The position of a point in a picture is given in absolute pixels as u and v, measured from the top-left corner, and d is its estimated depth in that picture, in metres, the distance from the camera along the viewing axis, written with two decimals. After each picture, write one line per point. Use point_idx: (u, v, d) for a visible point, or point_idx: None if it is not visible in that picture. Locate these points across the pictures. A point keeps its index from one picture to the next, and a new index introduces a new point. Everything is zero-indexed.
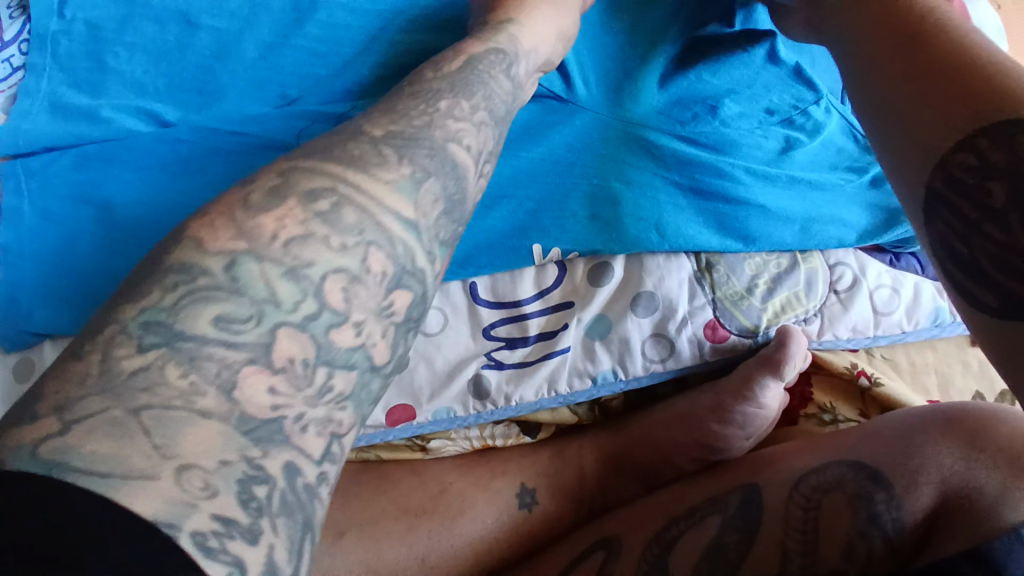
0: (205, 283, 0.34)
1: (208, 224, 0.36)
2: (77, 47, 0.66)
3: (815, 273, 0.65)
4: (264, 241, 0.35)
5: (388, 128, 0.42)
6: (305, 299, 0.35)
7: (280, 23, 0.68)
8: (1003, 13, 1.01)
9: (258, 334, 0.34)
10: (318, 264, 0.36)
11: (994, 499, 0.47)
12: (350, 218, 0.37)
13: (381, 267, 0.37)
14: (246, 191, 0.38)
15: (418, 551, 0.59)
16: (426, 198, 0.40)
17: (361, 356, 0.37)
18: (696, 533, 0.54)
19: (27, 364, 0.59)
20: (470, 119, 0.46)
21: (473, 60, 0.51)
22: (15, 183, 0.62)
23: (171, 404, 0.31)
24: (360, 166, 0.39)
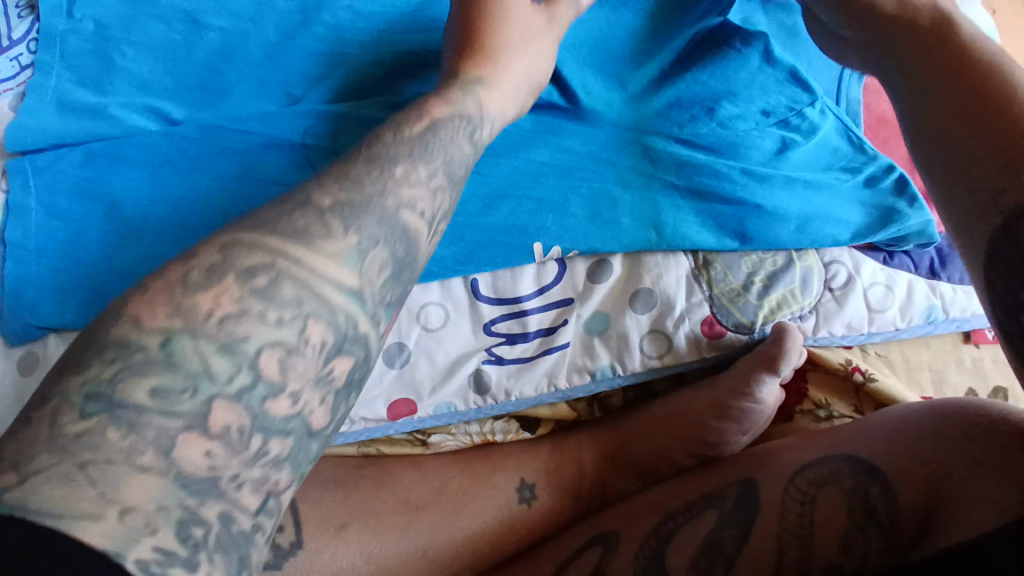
0: (139, 358, 0.34)
1: (146, 300, 0.36)
2: (84, 45, 0.67)
3: (810, 270, 0.64)
4: (200, 318, 0.36)
5: (337, 196, 0.42)
6: (240, 371, 0.36)
7: (285, 23, 0.69)
8: (997, 17, 0.98)
9: (193, 406, 0.34)
10: (253, 337, 0.36)
11: (985, 490, 0.45)
12: (288, 291, 0.38)
13: (320, 336, 0.38)
14: (186, 266, 0.38)
15: (418, 545, 0.59)
16: (372, 265, 0.41)
17: (297, 423, 0.37)
18: (693, 527, 0.54)
19: (30, 358, 0.61)
20: (426, 185, 0.46)
21: (436, 125, 0.50)
22: (22, 179, 0.62)
23: (112, 460, 0.32)
24: (304, 238, 0.39)
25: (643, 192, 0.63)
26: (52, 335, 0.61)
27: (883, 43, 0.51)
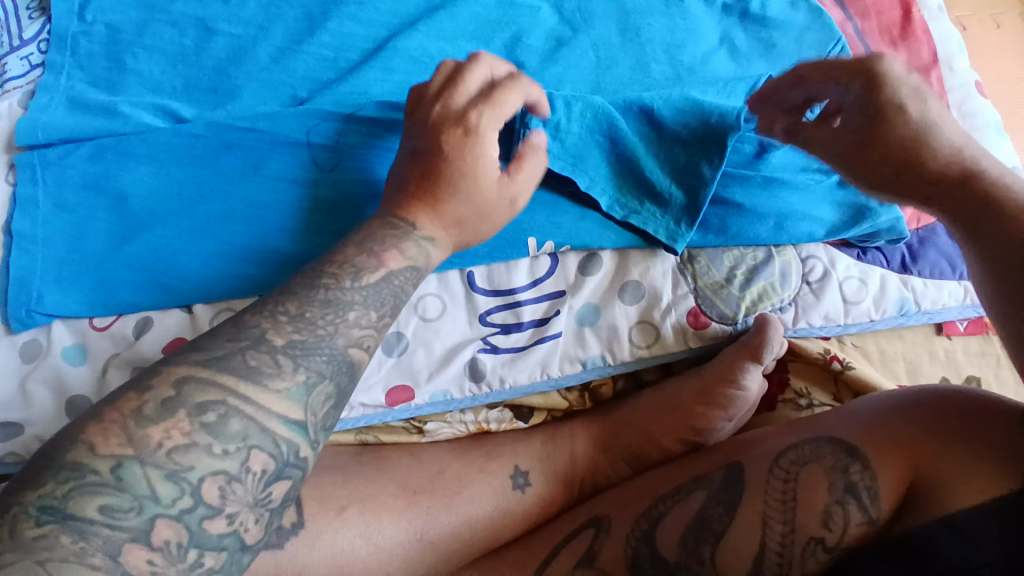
0: (92, 479, 0.39)
1: (103, 427, 0.41)
2: (96, 47, 0.70)
3: (789, 265, 0.68)
4: (150, 448, 0.41)
5: (290, 337, 0.46)
6: (183, 497, 0.41)
7: (293, 30, 0.72)
8: (967, 33, 1.01)
9: (139, 521, 0.39)
10: (197, 467, 0.41)
11: (961, 471, 0.47)
12: (235, 426, 0.42)
13: (261, 465, 0.43)
14: (140, 398, 0.42)
15: (417, 527, 0.61)
16: (316, 399, 0.46)
17: (231, 539, 0.42)
18: (682, 507, 0.56)
19: (35, 346, 0.62)
20: (375, 325, 0.50)
21: (390, 277, 0.52)
22: (31, 173, 0.64)
23: (66, 559, 0.37)
24: (255, 378, 0.44)
25: (636, 187, 0.66)
26: (57, 323, 0.62)
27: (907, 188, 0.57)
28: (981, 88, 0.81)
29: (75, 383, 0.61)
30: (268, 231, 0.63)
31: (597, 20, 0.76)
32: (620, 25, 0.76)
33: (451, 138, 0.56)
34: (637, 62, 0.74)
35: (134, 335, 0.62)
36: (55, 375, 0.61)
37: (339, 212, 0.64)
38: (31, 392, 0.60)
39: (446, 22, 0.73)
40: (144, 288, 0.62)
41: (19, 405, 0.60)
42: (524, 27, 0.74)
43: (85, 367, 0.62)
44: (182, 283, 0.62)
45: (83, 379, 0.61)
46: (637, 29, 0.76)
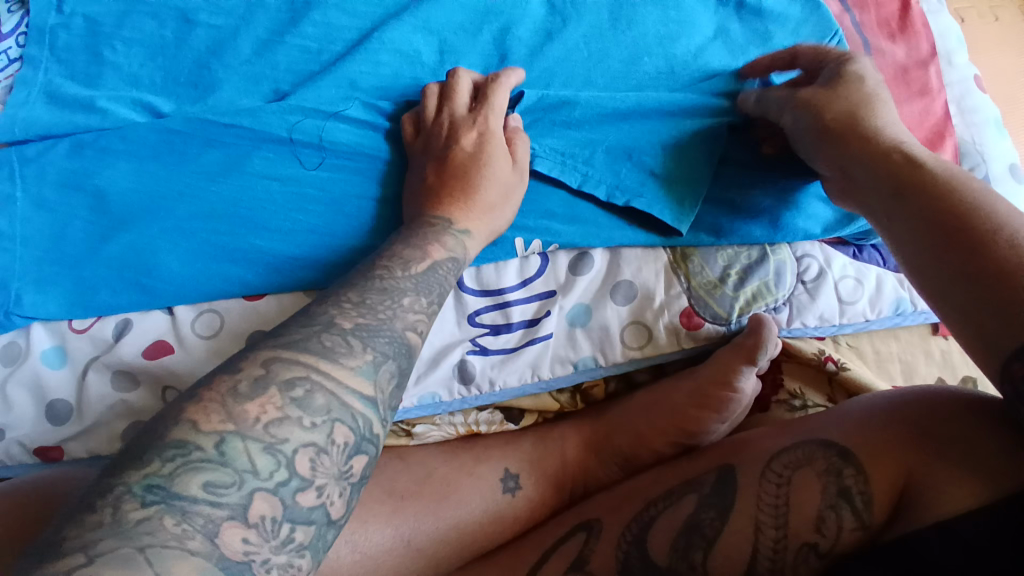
0: (198, 455, 0.37)
1: (203, 407, 0.39)
2: (75, 40, 0.68)
3: (784, 264, 0.67)
4: (248, 422, 0.39)
5: (356, 320, 0.46)
6: (278, 469, 0.39)
7: (275, 22, 0.70)
8: (966, 26, 1.00)
9: (237, 497, 0.37)
10: (291, 439, 0.39)
11: (946, 479, 0.46)
12: (320, 400, 0.41)
13: (344, 437, 0.41)
14: (234, 378, 0.41)
15: (404, 533, 0.59)
16: (383, 376, 0.45)
17: (320, 513, 0.40)
18: (673, 512, 0.54)
19: (13, 349, 0.60)
20: (426, 311, 0.51)
21: (435, 266, 0.54)
22: (9, 170, 0.62)
23: (166, 544, 0.34)
24: (330, 356, 0.43)
25: (633, 169, 0.65)
26: (36, 325, 0.61)
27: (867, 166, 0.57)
28: (980, 83, 0.80)
29: (55, 388, 0.60)
30: (254, 231, 0.62)
31: (587, 10, 0.74)
32: (612, 16, 0.74)
33: (467, 141, 0.61)
34: (631, 52, 0.73)
35: (114, 337, 0.61)
36: (36, 380, 0.59)
37: (325, 217, 0.63)
38: (11, 397, 0.59)
39: (433, 12, 0.71)
40: (126, 289, 0.61)
41: None
42: (512, 18, 0.73)
43: (65, 372, 0.60)
44: (164, 286, 0.61)
45: (63, 384, 0.60)
46: (629, 20, 0.74)
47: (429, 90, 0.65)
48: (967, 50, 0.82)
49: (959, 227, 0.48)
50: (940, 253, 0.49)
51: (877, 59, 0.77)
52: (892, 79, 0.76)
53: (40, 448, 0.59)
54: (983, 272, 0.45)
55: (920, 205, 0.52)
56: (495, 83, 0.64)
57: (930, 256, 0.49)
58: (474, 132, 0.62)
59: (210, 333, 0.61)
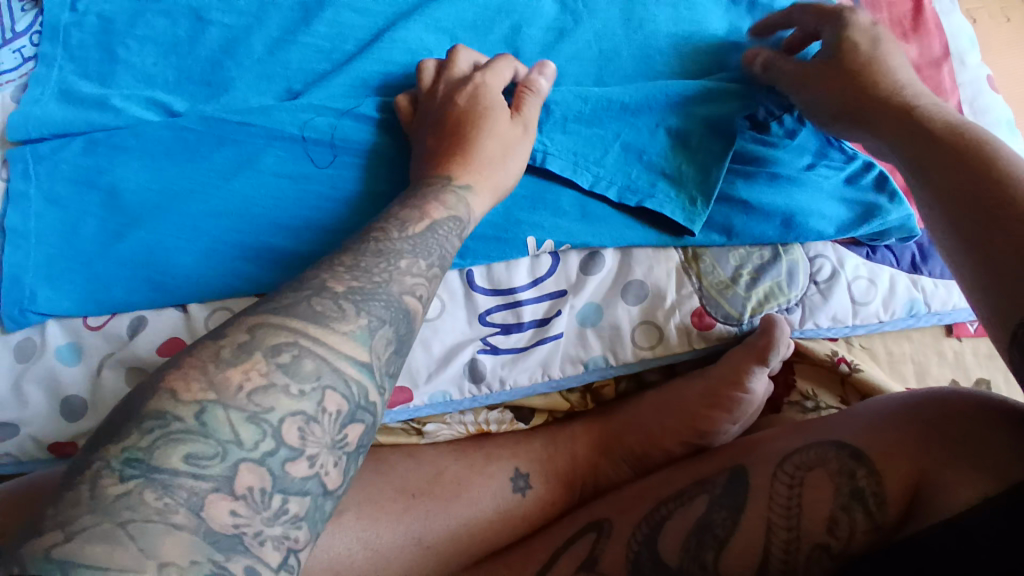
0: (177, 427, 0.37)
1: (182, 375, 0.39)
2: (88, 38, 0.69)
3: (796, 264, 0.66)
4: (230, 391, 0.39)
5: (349, 284, 0.46)
6: (265, 439, 0.39)
7: (288, 21, 0.70)
8: (978, 26, 0.99)
9: (221, 469, 0.37)
10: (277, 409, 0.39)
11: (961, 480, 0.46)
12: (309, 366, 0.41)
13: (336, 406, 0.41)
14: (217, 344, 0.41)
15: (414, 531, 0.60)
16: (379, 342, 0.45)
17: (314, 483, 0.40)
18: (684, 512, 0.54)
19: (29, 344, 0.61)
20: (426, 274, 0.50)
21: (435, 227, 0.54)
22: (23, 167, 0.63)
23: (148, 519, 0.35)
24: (320, 321, 0.43)
25: (645, 170, 0.66)
26: (50, 321, 0.61)
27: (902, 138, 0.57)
28: (992, 83, 0.79)
29: (70, 383, 0.60)
30: (265, 228, 0.62)
31: (599, 10, 0.74)
32: (623, 15, 0.74)
33: (463, 97, 0.62)
34: (642, 52, 0.73)
35: (128, 334, 0.61)
36: (51, 376, 0.60)
37: (335, 213, 0.63)
38: (26, 393, 0.60)
39: (444, 12, 0.72)
40: (137, 286, 0.61)
41: (13, 405, 0.59)
42: (524, 18, 0.73)
43: (79, 368, 0.61)
44: (177, 282, 0.61)
45: (77, 379, 0.60)
46: (641, 20, 0.74)
47: (425, 65, 0.66)
48: (979, 51, 0.81)
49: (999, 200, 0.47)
50: (963, 225, 0.49)
51: None
52: None
53: (53, 444, 0.60)
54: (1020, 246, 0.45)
55: (957, 181, 0.51)
56: (496, 60, 0.65)
57: (963, 231, 0.48)
58: (470, 89, 0.63)
59: None
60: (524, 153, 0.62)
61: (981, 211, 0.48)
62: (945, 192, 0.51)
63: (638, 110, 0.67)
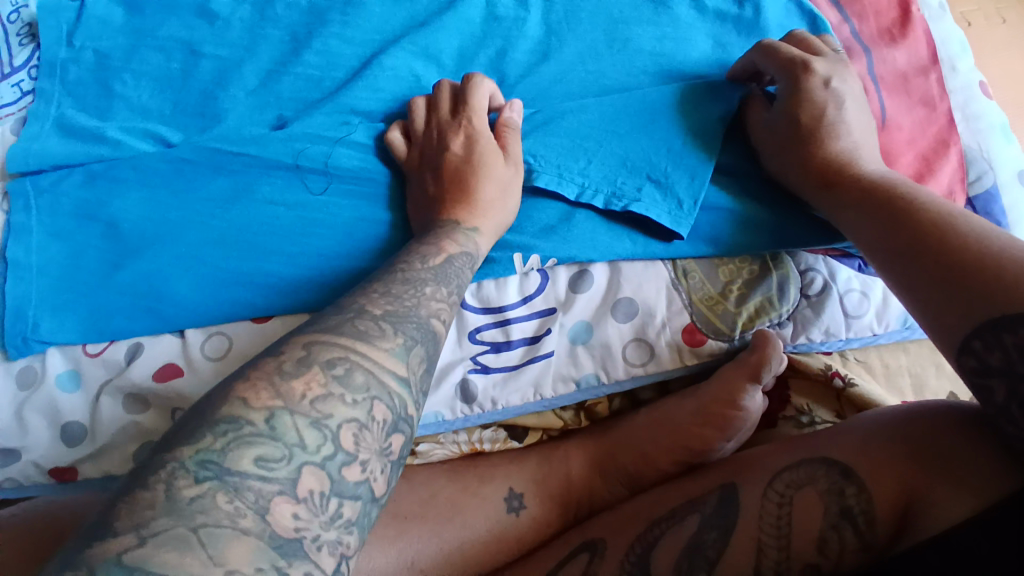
0: (249, 430, 0.38)
1: (252, 384, 0.40)
2: (85, 73, 0.71)
3: (787, 278, 0.66)
4: (296, 397, 0.40)
5: (385, 307, 0.48)
6: (325, 443, 0.39)
7: (279, 52, 0.72)
8: (972, 29, 0.98)
9: (287, 472, 0.37)
10: (336, 415, 0.40)
11: (932, 496, 0.46)
12: (359, 378, 0.42)
13: (383, 415, 0.42)
14: (278, 358, 0.42)
15: (407, 556, 0.60)
16: (414, 358, 0.46)
17: (365, 488, 0.40)
18: (677, 532, 0.53)
19: (31, 373, 0.62)
20: (448, 300, 0.52)
21: (451, 258, 0.56)
22: (24, 201, 0.65)
23: (219, 523, 0.35)
24: (364, 338, 0.45)
25: (631, 175, 0.66)
26: (51, 351, 0.62)
27: (836, 192, 0.61)
28: (984, 88, 0.79)
29: (69, 411, 0.61)
30: (262, 256, 0.63)
31: (582, 30, 0.74)
32: (607, 34, 0.74)
33: (456, 146, 0.65)
34: (628, 70, 0.73)
35: (126, 361, 0.62)
36: (50, 404, 0.61)
37: (329, 240, 0.64)
38: (27, 421, 0.61)
39: (431, 39, 0.73)
40: (139, 315, 0.62)
41: (15, 433, 0.61)
42: (509, 41, 0.74)
43: (79, 396, 0.62)
44: (175, 310, 0.62)
45: (77, 407, 0.61)
46: (624, 39, 0.74)
47: (416, 106, 0.68)
48: (970, 57, 0.81)
49: (919, 235, 0.51)
50: (909, 260, 0.51)
51: (878, 67, 0.76)
52: (892, 87, 0.75)
53: (56, 469, 0.61)
54: (940, 268, 0.48)
55: (896, 219, 0.54)
56: (471, 87, 0.67)
57: (902, 266, 0.51)
58: (462, 136, 0.65)
59: (217, 356, 0.62)
60: (518, 194, 0.64)
61: (920, 241, 0.51)
62: (886, 229, 0.54)
63: (625, 125, 0.68)
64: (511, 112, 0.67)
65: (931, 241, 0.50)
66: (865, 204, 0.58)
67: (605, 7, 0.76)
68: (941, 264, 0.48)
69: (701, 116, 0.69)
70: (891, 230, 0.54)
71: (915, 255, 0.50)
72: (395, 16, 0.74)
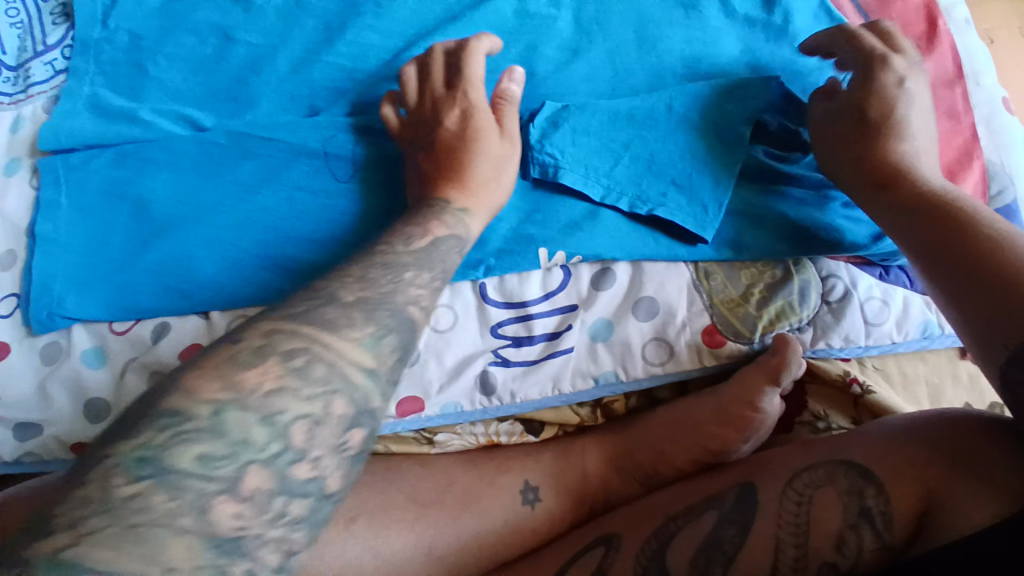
0: (191, 425, 0.38)
1: (200, 376, 0.40)
2: (118, 54, 0.72)
3: (808, 283, 0.66)
4: (246, 391, 0.40)
5: (358, 294, 0.48)
6: (275, 439, 0.39)
7: (312, 40, 0.73)
8: (994, 47, 0.99)
9: (232, 469, 0.37)
10: (289, 410, 0.40)
11: (950, 500, 0.47)
12: (319, 371, 0.42)
13: (342, 410, 0.42)
14: (233, 348, 0.42)
15: (424, 542, 0.60)
16: (385, 349, 0.46)
17: (315, 485, 0.40)
18: (694, 527, 0.54)
19: (55, 347, 0.62)
20: (428, 287, 0.53)
21: (437, 242, 0.57)
22: (54, 177, 0.66)
23: (156, 523, 0.35)
24: (331, 327, 0.45)
25: (656, 178, 0.67)
26: (76, 326, 0.63)
27: (883, 195, 0.61)
28: (1007, 104, 0.79)
29: (93, 386, 0.62)
30: (285, 240, 0.64)
31: (612, 31, 0.75)
32: (637, 36, 0.75)
33: (451, 123, 0.65)
34: (656, 72, 0.74)
35: (152, 339, 0.62)
36: (74, 377, 0.62)
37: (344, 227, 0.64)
38: (51, 394, 0.61)
39: (462, 34, 0.73)
40: (164, 295, 0.63)
41: (38, 405, 0.61)
42: (539, 38, 0.74)
43: (103, 372, 0.62)
44: (201, 291, 0.63)
45: (101, 383, 0.62)
46: (654, 41, 0.75)
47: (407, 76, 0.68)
48: (994, 72, 0.81)
49: (967, 248, 0.51)
50: (954, 274, 0.51)
51: None
52: None
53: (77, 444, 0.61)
54: (992, 285, 0.48)
55: (942, 229, 0.54)
56: (469, 59, 0.67)
57: (948, 278, 0.51)
58: (458, 111, 0.66)
59: None
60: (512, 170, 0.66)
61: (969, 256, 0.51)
62: (931, 239, 0.55)
63: (651, 125, 0.69)
64: (508, 85, 0.66)
65: (983, 257, 0.50)
66: (912, 210, 0.58)
67: (636, 9, 0.76)
68: (990, 282, 0.48)
69: (727, 123, 0.69)
70: (932, 238, 0.54)
71: (962, 269, 0.50)
72: (427, 10, 0.75)
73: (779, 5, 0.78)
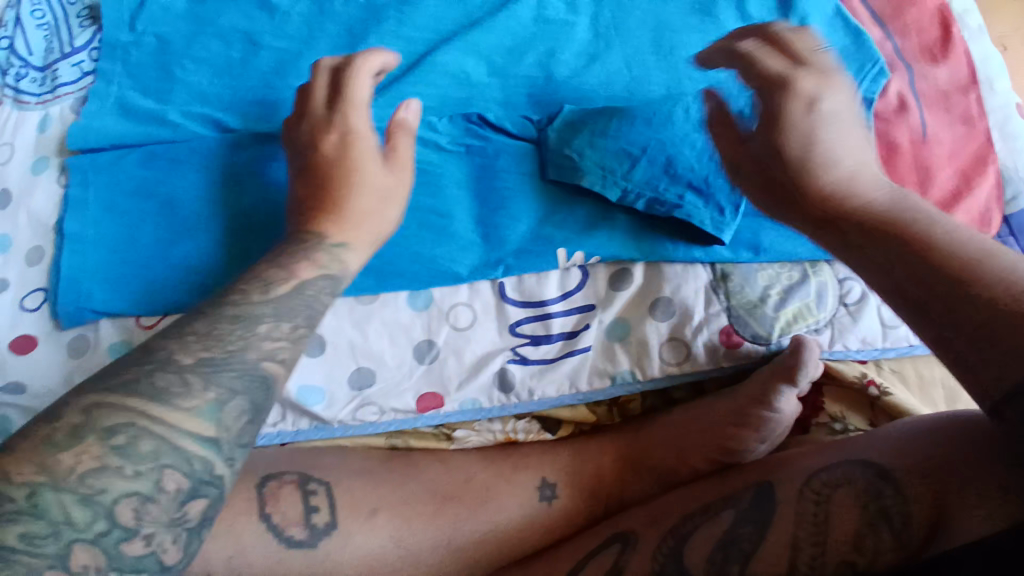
0: (7, 509, 0.38)
1: (13, 458, 0.39)
2: (145, 57, 0.73)
3: (824, 285, 0.67)
4: (63, 472, 0.39)
5: (198, 354, 0.44)
6: (97, 520, 0.39)
7: (336, 45, 0.74)
8: (1008, 53, 1.00)
9: (55, 548, 0.38)
10: (110, 490, 0.39)
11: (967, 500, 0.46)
12: (146, 447, 0.40)
13: (175, 485, 0.41)
14: (52, 425, 0.40)
15: (444, 535, 0.61)
16: (230, 414, 0.43)
17: (150, 560, 0.41)
18: (711, 525, 0.55)
19: (82, 342, 0.64)
20: (289, 336, 0.48)
21: (303, 286, 0.52)
22: (83, 176, 0.67)
23: None
24: (161, 397, 0.42)
25: (674, 180, 0.65)
26: (104, 321, 0.64)
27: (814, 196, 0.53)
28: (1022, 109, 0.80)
29: None
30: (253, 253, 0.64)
31: (630, 37, 0.77)
32: (655, 42, 0.76)
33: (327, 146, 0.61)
34: (674, 76, 0.75)
35: None
36: None
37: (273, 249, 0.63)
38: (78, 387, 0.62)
39: (482, 39, 0.75)
40: (190, 292, 0.63)
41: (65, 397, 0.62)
42: (558, 44, 0.76)
43: None
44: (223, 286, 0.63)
45: None
46: (671, 47, 0.76)
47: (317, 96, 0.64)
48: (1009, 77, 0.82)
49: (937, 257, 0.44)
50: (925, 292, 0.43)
51: (917, 84, 0.78)
52: (932, 104, 0.77)
53: None
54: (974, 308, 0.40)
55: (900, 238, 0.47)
56: (352, 83, 0.64)
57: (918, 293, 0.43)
58: (334, 136, 0.62)
59: None
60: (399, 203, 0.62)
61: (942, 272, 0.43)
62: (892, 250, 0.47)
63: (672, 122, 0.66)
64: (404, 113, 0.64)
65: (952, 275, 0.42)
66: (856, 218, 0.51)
67: (654, 16, 0.78)
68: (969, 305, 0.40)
69: None
70: (885, 244, 0.48)
71: (936, 285, 0.43)
72: (448, 16, 0.76)
73: (795, 12, 0.79)
